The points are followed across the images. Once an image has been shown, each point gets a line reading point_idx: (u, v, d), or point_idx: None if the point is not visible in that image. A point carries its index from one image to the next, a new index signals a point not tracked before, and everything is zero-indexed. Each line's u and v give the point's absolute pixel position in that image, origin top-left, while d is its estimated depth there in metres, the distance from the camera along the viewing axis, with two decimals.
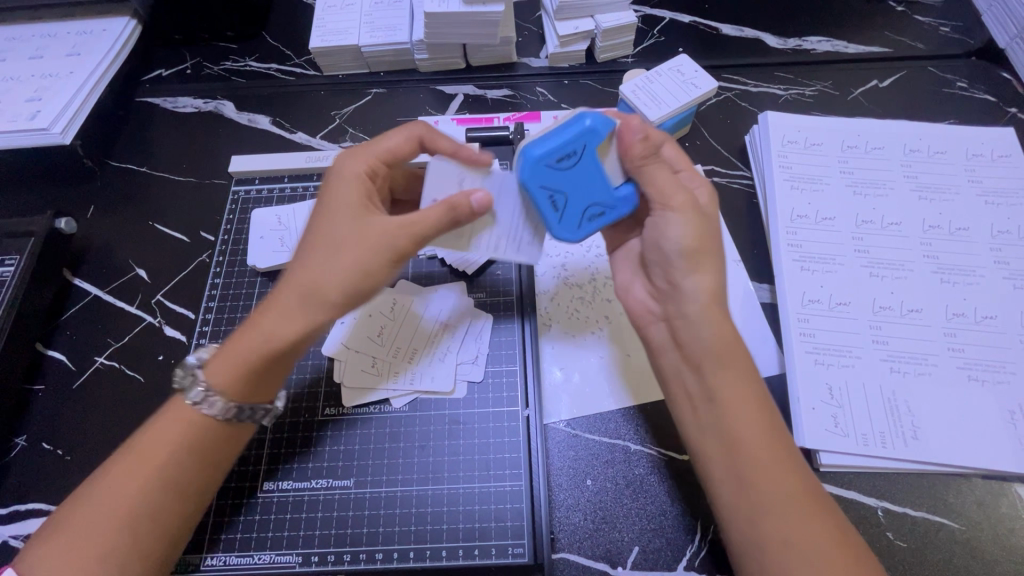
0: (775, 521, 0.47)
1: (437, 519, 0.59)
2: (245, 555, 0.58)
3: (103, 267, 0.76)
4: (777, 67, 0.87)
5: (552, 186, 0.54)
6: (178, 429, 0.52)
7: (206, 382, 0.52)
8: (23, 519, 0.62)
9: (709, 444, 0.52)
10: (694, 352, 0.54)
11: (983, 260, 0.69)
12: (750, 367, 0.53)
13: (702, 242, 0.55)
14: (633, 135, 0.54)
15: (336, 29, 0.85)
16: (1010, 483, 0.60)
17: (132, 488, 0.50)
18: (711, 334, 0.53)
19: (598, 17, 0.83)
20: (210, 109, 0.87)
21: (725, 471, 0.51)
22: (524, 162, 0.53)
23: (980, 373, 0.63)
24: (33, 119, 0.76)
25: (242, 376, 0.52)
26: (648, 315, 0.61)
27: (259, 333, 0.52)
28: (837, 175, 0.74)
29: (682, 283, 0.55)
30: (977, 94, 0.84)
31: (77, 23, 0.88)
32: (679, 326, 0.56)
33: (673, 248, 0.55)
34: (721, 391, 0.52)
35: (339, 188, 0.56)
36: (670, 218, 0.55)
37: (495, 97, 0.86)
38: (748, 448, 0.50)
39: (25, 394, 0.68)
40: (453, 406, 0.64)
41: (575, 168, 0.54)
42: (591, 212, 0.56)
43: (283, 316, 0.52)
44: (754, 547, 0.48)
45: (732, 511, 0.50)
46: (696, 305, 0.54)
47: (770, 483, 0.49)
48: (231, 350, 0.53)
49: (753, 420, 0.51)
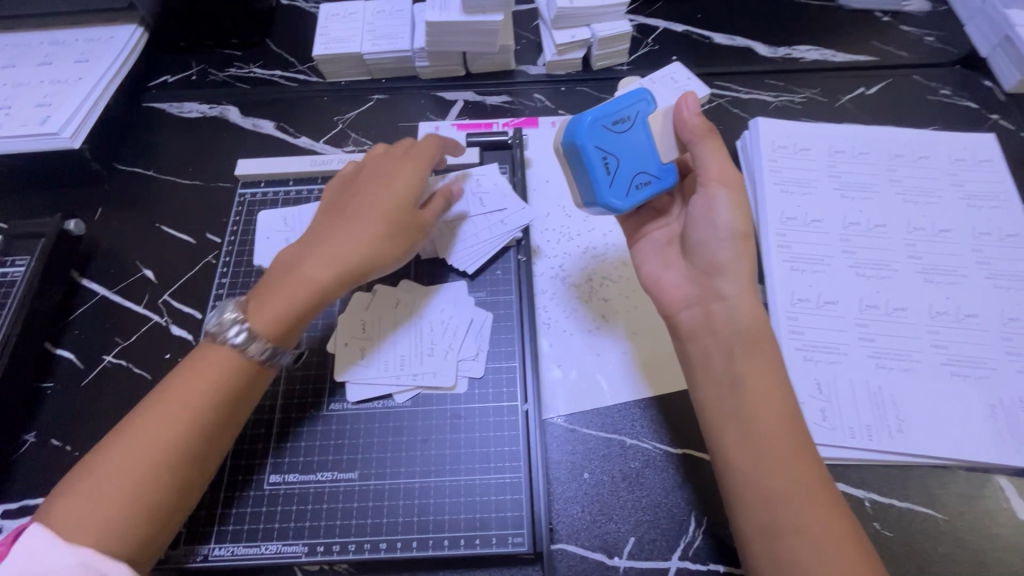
0: (792, 506, 0.49)
1: (438, 509, 0.60)
2: (251, 546, 0.59)
3: (111, 268, 0.78)
4: (767, 75, 0.90)
5: (605, 148, 0.58)
6: (210, 372, 0.55)
7: (247, 329, 0.57)
8: (31, 513, 0.63)
9: (732, 431, 0.54)
10: (729, 337, 0.56)
11: (965, 261, 0.71)
12: (777, 356, 0.56)
13: (748, 226, 0.58)
14: (691, 109, 0.59)
15: (339, 37, 0.88)
16: (992, 474, 0.62)
17: (170, 427, 0.52)
18: (748, 318, 0.56)
19: (594, 26, 0.86)
20: (216, 114, 0.89)
21: (747, 456, 0.52)
22: (580, 123, 0.58)
23: (962, 368, 0.65)
24: (43, 124, 0.78)
25: (297, 306, 0.58)
26: (682, 300, 0.61)
27: (318, 267, 0.59)
28: (824, 179, 0.77)
29: (725, 264, 0.58)
30: (960, 101, 0.87)
31: (86, 31, 0.90)
32: (716, 309, 0.58)
33: (724, 228, 0.58)
34: (749, 378, 0.54)
35: (390, 177, 0.65)
36: (723, 197, 0.58)
37: (494, 103, 0.89)
38: (772, 435, 0.52)
39: (35, 391, 0.69)
40: (455, 401, 0.66)
41: (626, 134, 0.59)
42: (639, 180, 0.60)
43: (339, 256, 0.60)
44: (772, 532, 0.49)
45: (751, 497, 0.51)
46: (735, 287, 0.57)
47: (792, 468, 0.51)
48: (290, 287, 0.58)
49: (777, 405, 0.53)
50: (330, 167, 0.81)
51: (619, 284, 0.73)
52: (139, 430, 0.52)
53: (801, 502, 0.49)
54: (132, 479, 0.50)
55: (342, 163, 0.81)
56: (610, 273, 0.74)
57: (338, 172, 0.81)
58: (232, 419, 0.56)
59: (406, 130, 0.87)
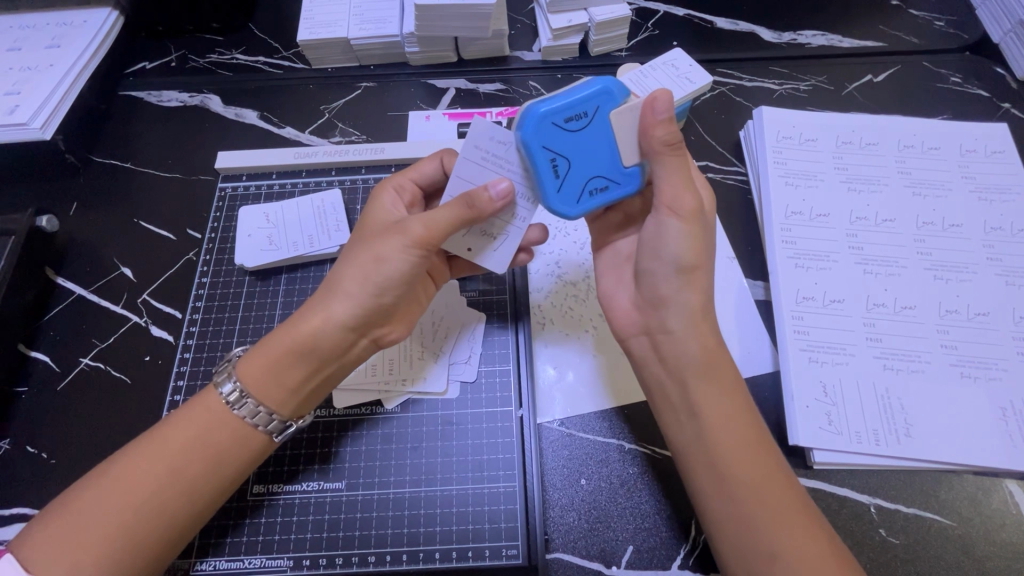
0: (767, 535, 0.47)
1: (430, 520, 0.58)
2: (235, 560, 0.57)
3: (87, 266, 0.75)
4: (772, 61, 0.86)
5: (553, 148, 0.51)
6: (204, 421, 0.52)
7: (237, 378, 0.53)
8: (6, 524, 0.60)
9: (695, 460, 0.51)
10: (681, 366, 0.54)
11: (976, 257, 0.69)
12: (733, 378, 0.53)
13: (698, 256, 0.53)
14: (657, 115, 0.50)
15: (324, 21, 0.83)
16: (1002, 478, 0.60)
17: (168, 454, 0.50)
18: (697, 350, 0.53)
19: (592, 10, 0.82)
20: (195, 102, 0.85)
21: (715, 488, 0.50)
22: (529, 116, 0.51)
23: (973, 369, 0.63)
24: (10, 114, 0.74)
25: (270, 366, 0.53)
26: (631, 327, 0.59)
27: (291, 325, 0.54)
28: (831, 171, 0.74)
29: (671, 297, 0.55)
30: (972, 89, 0.84)
31: (58, 14, 0.85)
32: (663, 341, 0.55)
33: (671, 258, 0.54)
34: (703, 406, 0.52)
35: (370, 209, 0.60)
36: (672, 226, 0.53)
37: (487, 91, 0.85)
38: (733, 465, 0.49)
39: (9, 396, 0.67)
40: (446, 407, 0.64)
41: (582, 132, 0.52)
42: (594, 185, 0.54)
43: (314, 308, 0.54)
44: (749, 563, 0.47)
45: (726, 525, 0.49)
46: (682, 321, 0.54)
47: (759, 497, 0.48)
48: (266, 343, 0.54)
49: (736, 431, 0.51)
50: (315, 159, 0.78)
51: None
52: (142, 453, 0.50)
53: (779, 529, 0.46)
54: (114, 502, 0.48)
55: (328, 156, 0.78)
56: None
57: (324, 165, 0.78)
58: (227, 462, 0.52)
59: (395, 120, 0.83)
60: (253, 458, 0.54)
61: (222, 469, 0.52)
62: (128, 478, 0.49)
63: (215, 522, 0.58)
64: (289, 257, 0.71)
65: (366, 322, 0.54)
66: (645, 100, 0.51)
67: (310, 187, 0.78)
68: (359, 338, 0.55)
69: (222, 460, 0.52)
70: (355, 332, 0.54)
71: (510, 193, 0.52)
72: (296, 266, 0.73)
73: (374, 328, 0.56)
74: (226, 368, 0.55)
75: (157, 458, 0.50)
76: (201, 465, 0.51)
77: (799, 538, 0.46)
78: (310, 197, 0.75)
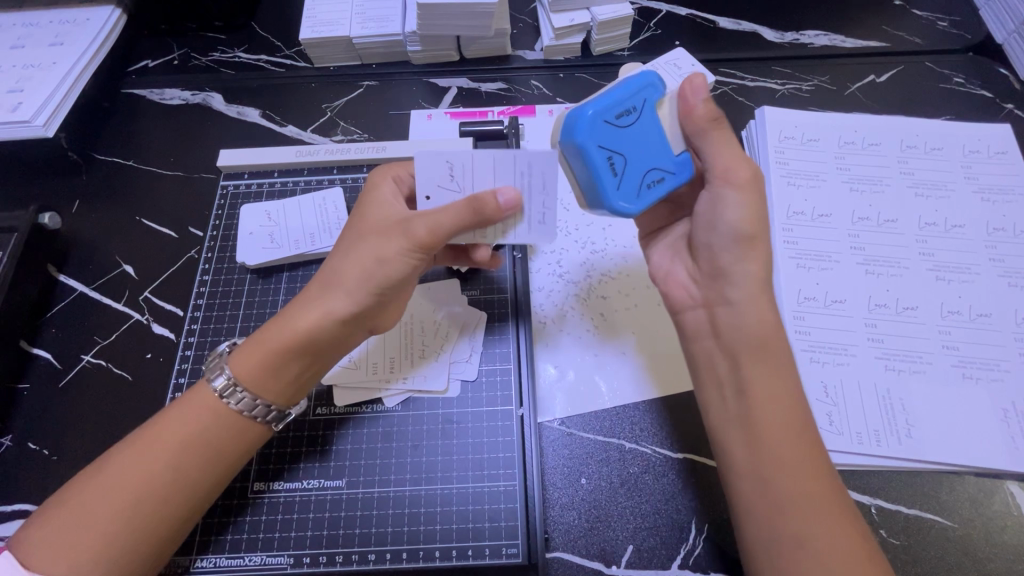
0: (797, 519, 0.46)
1: (430, 519, 0.58)
2: (235, 558, 0.57)
3: (89, 263, 0.75)
4: (774, 61, 0.86)
5: (609, 146, 0.51)
6: (198, 415, 0.52)
7: (229, 373, 0.53)
8: (8, 520, 0.61)
9: (736, 435, 0.51)
10: (734, 342, 0.53)
11: (979, 258, 0.68)
12: (786, 360, 0.52)
13: (758, 224, 0.53)
14: (697, 96, 0.52)
15: (326, 19, 0.83)
16: (1004, 480, 0.60)
17: (163, 448, 0.50)
18: (756, 323, 0.53)
19: (594, 9, 0.82)
20: (198, 100, 0.86)
21: (753, 466, 0.49)
22: (579, 120, 0.51)
23: (975, 370, 0.63)
24: (14, 111, 0.74)
25: (264, 363, 0.53)
26: (688, 300, 0.59)
27: (287, 320, 0.54)
28: (833, 172, 0.74)
29: (731, 268, 0.54)
30: (974, 89, 0.84)
31: (61, 12, 0.85)
32: (721, 312, 0.55)
33: (730, 228, 0.53)
34: (753, 384, 0.51)
35: (370, 196, 0.59)
36: (730, 196, 0.53)
37: (489, 90, 0.85)
38: (774, 445, 0.49)
39: (11, 393, 0.67)
40: (446, 406, 0.64)
41: (633, 127, 0.52)
42: (652, 176, 0.53)
43: (309, 303, 0.54)
44: (775, 543, 0.47)
45: (756, 504, 0.48)
46: (743, 290, 0.53)
47: (797, 480, 0.47)
48: (258, 338, 0.54)
49: (784, 412, 0.50)
50: (317, 158, 0.78)
51: (617, 281, 0.71)
52: (137, 449, 0.50)
53: (810, 514, 0.46)
54: (110, 498, 0.48)
55: (330, 154, 0.78)
56: (609, 269, 0.71)
57: (325, 163, 0.78)
58: (222, 454, 0.52)
59: (397, 119, 0.83)
60: (248, 448, 0.55)
61: (218, 460, 0.52)
62: (123, 474, 0.49)
63: (219, 503, 0.59)
64: (290, 255, 0.71)
65: (362, 317, 0.55)
66: (683, 85, 0.53)
67: (312, 185, 0.78)
68: (355, 331, 0.56)
69: (219, 452, 0.52)
70: (352, 326, 0.55)
71: (517, 203, 0.52)
72: (297, 264, 0.73)
73: (370, 321, 0.56)
74: (217, 363, 0.55)
75: (153, 451, 0.50)
76: (197, 458, 0.51)
77: (830, 526, 0.46)
78: (312, 196, 0.75)
